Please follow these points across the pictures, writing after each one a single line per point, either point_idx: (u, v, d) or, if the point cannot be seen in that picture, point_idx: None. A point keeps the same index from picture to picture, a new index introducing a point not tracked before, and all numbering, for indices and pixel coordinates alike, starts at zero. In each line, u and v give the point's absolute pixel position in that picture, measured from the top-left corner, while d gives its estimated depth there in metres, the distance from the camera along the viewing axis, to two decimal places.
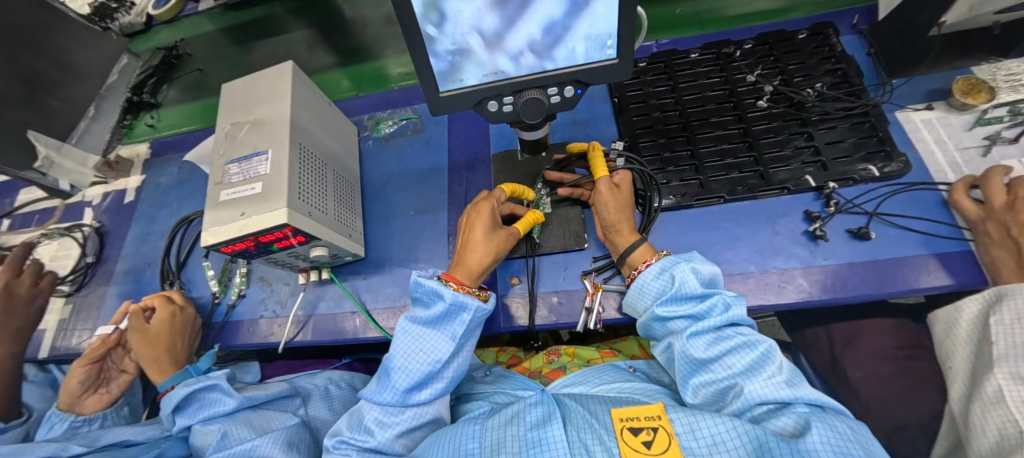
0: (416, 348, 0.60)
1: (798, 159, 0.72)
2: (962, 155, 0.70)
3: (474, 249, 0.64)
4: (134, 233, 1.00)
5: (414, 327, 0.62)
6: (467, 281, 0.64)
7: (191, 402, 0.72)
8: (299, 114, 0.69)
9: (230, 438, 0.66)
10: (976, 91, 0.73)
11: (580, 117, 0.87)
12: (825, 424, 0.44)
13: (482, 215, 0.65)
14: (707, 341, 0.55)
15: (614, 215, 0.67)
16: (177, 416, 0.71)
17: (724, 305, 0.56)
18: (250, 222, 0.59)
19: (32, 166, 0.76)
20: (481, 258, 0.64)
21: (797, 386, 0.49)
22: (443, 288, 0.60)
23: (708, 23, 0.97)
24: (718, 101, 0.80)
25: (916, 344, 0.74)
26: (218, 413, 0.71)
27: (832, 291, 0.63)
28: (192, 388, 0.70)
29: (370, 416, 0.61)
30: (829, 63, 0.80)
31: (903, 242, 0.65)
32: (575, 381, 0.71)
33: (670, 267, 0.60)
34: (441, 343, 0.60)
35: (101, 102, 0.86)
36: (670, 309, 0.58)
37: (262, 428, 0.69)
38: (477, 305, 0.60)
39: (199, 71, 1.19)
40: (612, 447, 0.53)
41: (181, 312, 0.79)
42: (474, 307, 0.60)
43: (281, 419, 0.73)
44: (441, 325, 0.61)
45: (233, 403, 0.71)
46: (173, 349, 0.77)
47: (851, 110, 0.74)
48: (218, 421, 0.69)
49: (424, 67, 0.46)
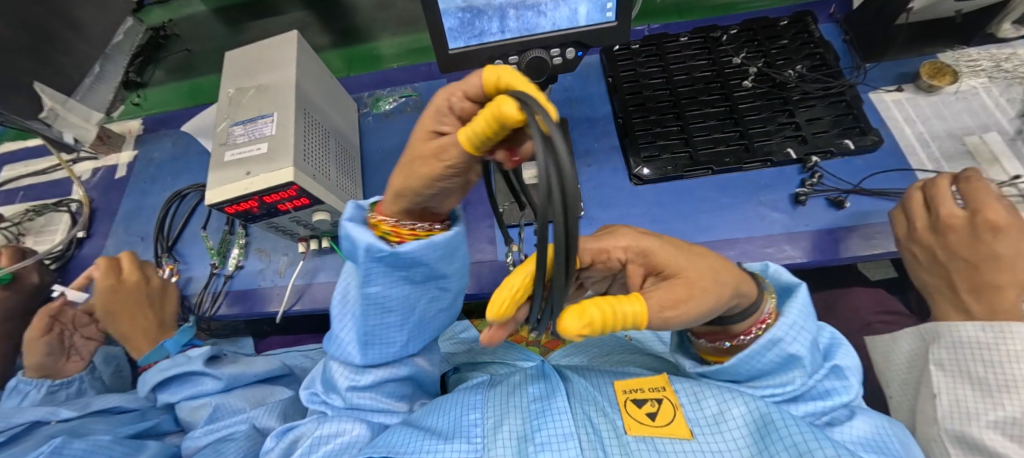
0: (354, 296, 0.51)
1: (780, 134, 0.77)
2: (930, 132, 0.75)
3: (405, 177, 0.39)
4: (126, 207, 0.99)
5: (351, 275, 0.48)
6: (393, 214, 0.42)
7: (174, 381, 0.71)
8: (303, 80, 0.70)
9: (222, 409, 0.66)
10: (941, 75, 0.79)
11: (575, 96, 0.90)
12: (871, 418, 0.46)
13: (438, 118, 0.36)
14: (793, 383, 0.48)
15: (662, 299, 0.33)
16: (162, 392, 0.70)
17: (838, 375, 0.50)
18: (256, 180, 0.60)
19: (36, 117, 0.75)
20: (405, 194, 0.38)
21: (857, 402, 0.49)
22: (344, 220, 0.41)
23: (687, 13, 1.00)
24: (707, 82, 0.84)
25: (890, 310, 0.80)
26: (204, 391, 0.68)
27: (813, 254, 0.67)
28: (167, 373, 0.68)
29: (333, 374, 0.56)
30: (809, 48, 0.85)
31: (877, 211, 0.69)
32: (572, 353, 0.74)
33: (785, 342, 0.44)
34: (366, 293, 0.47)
35: (105, 62, 0.86)
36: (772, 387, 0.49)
37: (257, 400, 0.70)
38: (370, 241, 0.38)
39: (186, 51, 1.16)
40: (615, 419, 0.54)
41: (125, 283, 0.75)
42: (374, 246, 0.38)
43: (275, 392, 0.73)
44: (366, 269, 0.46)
45: (216, 383, 0.68)
46: (147, 323, 0.76)
47: (829, 90, 0.79)
48: (207, 397, 0.68)
49: (435, 22, 0.48)
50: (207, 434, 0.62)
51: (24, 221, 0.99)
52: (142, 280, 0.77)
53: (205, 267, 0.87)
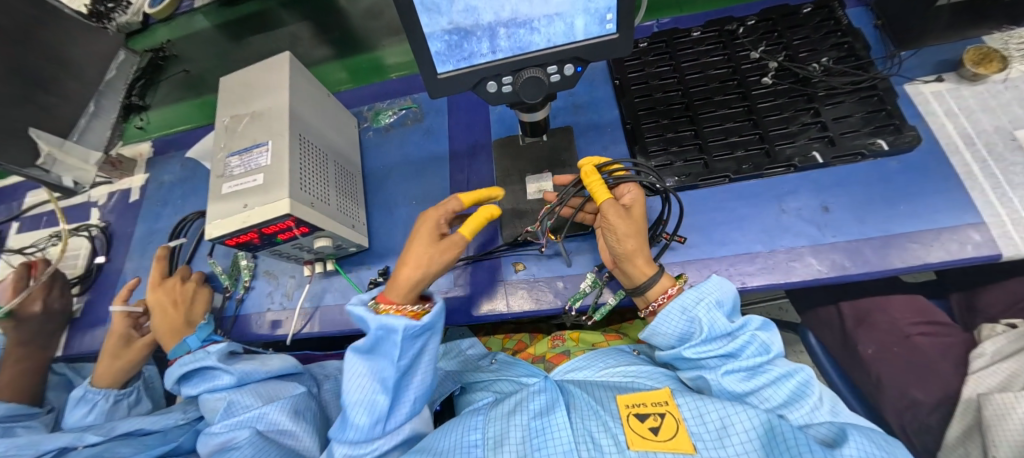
0: (362, 381, 0.55)
1: (805, 135, 0.71)
2: (974, 126, 0.68)
3: (408, 263, 0.57)
4: (140, 230, 1.01)
5: (355, 361, 0.56)
6: (401, 300, 0.57)
7: (196, 373, 0.70)
8: (298, 104, 0.69)
9: (235, 406, 0.65)
10: (989, 61, 0.71)
11: (580, 101, 0.86)
12: (864, 433, 0.45)
13: (423, 225, 0.59)
14: (742, 376, 0.54)
15: (626, 245, 0.58)
16: (184, 386, 0.70)
17: (762, 344, 0.54)
18: (254, 213, 0.59)
19: (32, 164, 0.76)
20: (413, 272, 0.56)
21: (838, 415, 0.50)
22: (368, 314, 0.54)
23: (688, 5, 0.93)
24: (721, 80, 0.79)
25: (928, 320, 0.74)
26: (219, 386, 0.68)
27: (842, 268, 0.62)
28: (187, 368, 0.68)
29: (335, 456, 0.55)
30: (836, 37, 0.78)
31: (912, 218, 0.63)
32: (580, 365, 0.69)
33: (689, 308, 0.56)
34: (385, 369, 0.54)
35: (100, 100, 0.87)
36: (699, 350, 0.55)
37: (270, 397, 0.67)
38: (404, 324, 0.51)
39: (185, 72, 1.15)
40: (618, 434, 0.52)
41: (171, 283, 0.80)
42: (403, 325, 0.51)
43: (289, 387, 0.70)
44: (381, 351, 0.55)
45: (230, 378, 0.67)
46: (175, 316, 0.76)
47: (858, 84, 0.72)
48: (224, 392, 0.67)
49: (419, 46, 0.45)
50: (223, 432, 0.61)
51: (48, 247, 1.02)
52: (178, 282, 0.81)
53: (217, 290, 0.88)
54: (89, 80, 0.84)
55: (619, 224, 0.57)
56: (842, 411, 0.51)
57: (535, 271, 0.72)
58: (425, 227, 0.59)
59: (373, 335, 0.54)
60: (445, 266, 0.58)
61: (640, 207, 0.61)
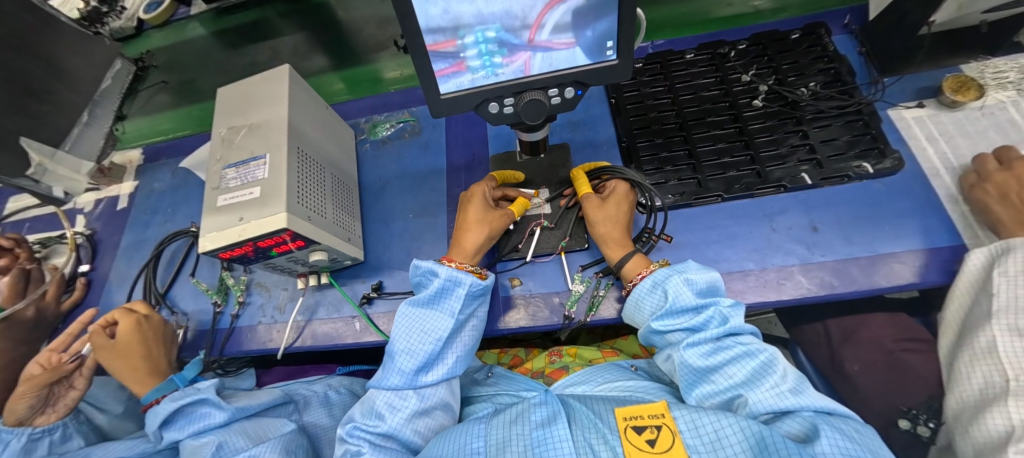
0: (415, 330, 0.61)
1: (794, 157, 0.74)
2: (954, 151, 0.71)
3: (469, 228, 0.66)
4: (128, 238, 0.99)
5: (414, 310, 0.62)
6: (465, 260, 0.65)
7: (180, 416, 0.66)
8: (296, 117, 0.69)
9: (225, 449, 0.61)
10: (966, 89, 0.74)
11: (577, 118, 0.88)
12: (834, 427, 0.44)
13: (473, 199, 0.68)
14: (706, 350, 0.54)
15: (602, 227, 0.66)
16: (166, 430, 0.65)
17: (720, 317, 0.55)
18: (249, 227, 0.58)
19: (22, 174, 0.77)
20: (475, 237, 0.66)
21: (802, 394, 0.48)
22: (438, 266, 0.61)
23: (660, 32, 0.98)
24: (714, 101, 0.81)
25: (915, 337, 0.75)
26: (210, 426, 0.64)
27: (832, 287, 0.64)
28: (180, 402, 0.64)
29: (380, 400, 0.60)
30: (822, 62, 0.81)
31: (893, 240, 0.65)
32: (578, 380, 0.70)
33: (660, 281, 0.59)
34: (440, 321, 0.60)
35: (94, 107, 0.86)
36: (665, 323, 0.57)
37: (258, 438, 0.64)
38: (472, 280, 0.61)
39: (163, 83, 1.12)
40: (616, 446, 0.52)
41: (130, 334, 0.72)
42: (469, 282, 0.60)
43: (277, 426, 0.67)
44: (439, 304, 0.62)
45: (224, 415, 0.65)
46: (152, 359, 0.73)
47: (844, 108, 0.75)
48: (212, 434, 0.63)
49: (425, 70, 0.47)
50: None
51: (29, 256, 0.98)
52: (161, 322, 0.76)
53: (207, 307, 0.85)
54: (85, 89, 0.83)
55: (594, 213, 0.66)
56: (808, 390, 0.49)
57: (531, 287, 0.72)
58: (476, 199, 0.68)
59: (438, 290, 0.61)
60: (498, 231, 0.67)
61: (617, 197, 0.68)
